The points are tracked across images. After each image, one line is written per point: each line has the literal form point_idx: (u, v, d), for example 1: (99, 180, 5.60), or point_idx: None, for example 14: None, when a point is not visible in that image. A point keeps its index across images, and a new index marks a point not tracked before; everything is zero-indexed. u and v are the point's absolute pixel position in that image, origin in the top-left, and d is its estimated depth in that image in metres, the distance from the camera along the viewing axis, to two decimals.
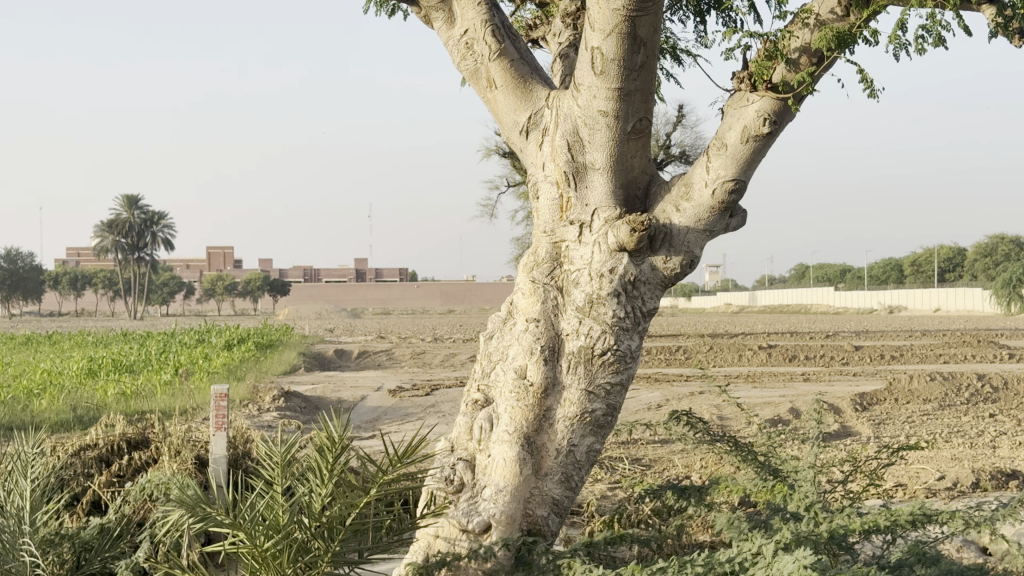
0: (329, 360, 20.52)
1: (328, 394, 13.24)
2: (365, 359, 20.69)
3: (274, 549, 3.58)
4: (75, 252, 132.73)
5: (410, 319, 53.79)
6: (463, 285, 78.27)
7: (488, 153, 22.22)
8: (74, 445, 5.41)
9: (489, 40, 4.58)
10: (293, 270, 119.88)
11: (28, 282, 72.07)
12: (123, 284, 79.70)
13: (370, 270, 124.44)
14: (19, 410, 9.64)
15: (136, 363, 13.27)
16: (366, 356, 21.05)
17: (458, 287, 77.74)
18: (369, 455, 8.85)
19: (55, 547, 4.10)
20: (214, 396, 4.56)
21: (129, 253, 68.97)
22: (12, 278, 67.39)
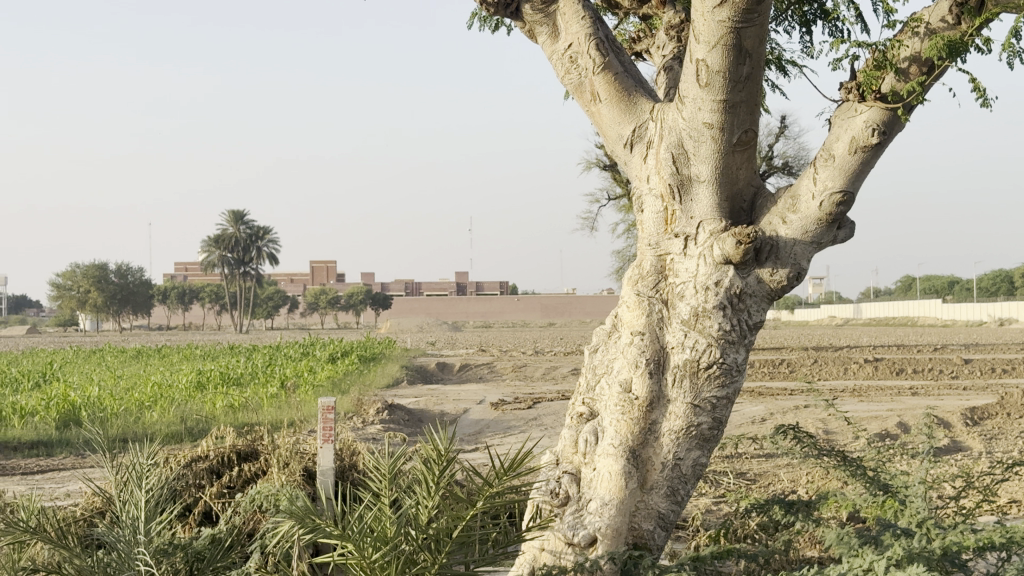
0: (431, 372, 20.69)
1: (432, 407, 13.36)
2: (466, 372, 20.83)
3: (381, 560, 3.81)
4: (184, 269, 135.42)
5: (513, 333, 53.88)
6: (561, 299, 78.27)
7: (589, 165, 22.23)
8: (185, 456, 5.40)
9: (593, 54, 4.57)
10: (395, 284, 121.14)
11: (138, 297, 73.27)
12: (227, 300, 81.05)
13: (472, 287, 125.24)
14: (131, 421, 9.84)
15: (244, 375, 13.49)
16: (467, 369, 21.17)
17: (556, 300, 77.80)
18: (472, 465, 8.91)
19: (168, 556, 4.26)
20: (320, 409, 4.60)
21: (236, 268, 70.19)
22: (123, 294, 69.08)
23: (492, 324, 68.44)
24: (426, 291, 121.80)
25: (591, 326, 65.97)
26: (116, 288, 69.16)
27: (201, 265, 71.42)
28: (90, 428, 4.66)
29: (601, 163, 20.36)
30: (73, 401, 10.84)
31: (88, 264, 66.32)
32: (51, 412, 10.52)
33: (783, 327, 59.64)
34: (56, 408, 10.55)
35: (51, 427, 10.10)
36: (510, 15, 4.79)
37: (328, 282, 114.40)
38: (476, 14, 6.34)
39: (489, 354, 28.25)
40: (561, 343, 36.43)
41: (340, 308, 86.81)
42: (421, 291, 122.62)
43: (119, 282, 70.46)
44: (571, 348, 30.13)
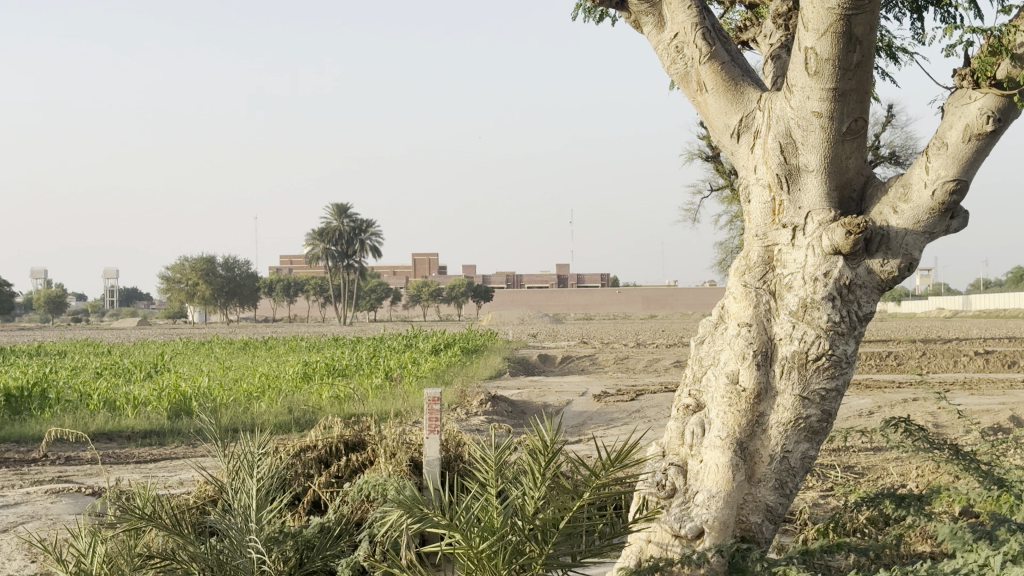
0: (533, 364, 20.76)
1: (535, 399, 13.39)
2: (569, 364, 20.84)
3: (489, 550, 3.86)
4: (289, 261, 137.34)
5: (616, 324, 53.72)
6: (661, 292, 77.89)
7: (690, 156, 22.08)
8: (294, 446, 5.45)
9: (699, 43, 4.56)
10: (496, 277, 121.55)
11: (245, 289, 74.32)
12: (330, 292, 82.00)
13: (573, 278, 125.22)
14: (240, 411, 10.02)
15: (349, 367, 13.65)
16: (570, 361, 21.18)
17: (656, 293, 77.44)
18: (579, 456, 8.92)
19: (279, 543, 4.35)
20: (426, 400, 4.65)
21: (340, 260, 70.78)
22: (231, 285, 70.22)
23: (593, 317, 68.34)
24: (525, 282, 121.92)
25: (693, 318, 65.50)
26: (224, 280, 70.24)
27: (307, 258, 72.27)
28: (202, 417, 4.79)
29: (702, 154, 20.21)
30: (184, 392, 11.07)
31: (197, 258, 67.42)
32: (162, 401, 10.76)
33: (890, 320, 58.71)
34: (167, 398, 10.78)
35: (163, 416, 10.33)
36: (615, 5, 4.78)
37: (428, 274, 115.20)
38: (581, 5, 6.33)
39: (591, 346, 28.33)
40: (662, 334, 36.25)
41: (440, 300, 87.29)
42: (523, 284, 122.86)
43: (226, 275, 71.64)
44: (672, 341, 30.00)
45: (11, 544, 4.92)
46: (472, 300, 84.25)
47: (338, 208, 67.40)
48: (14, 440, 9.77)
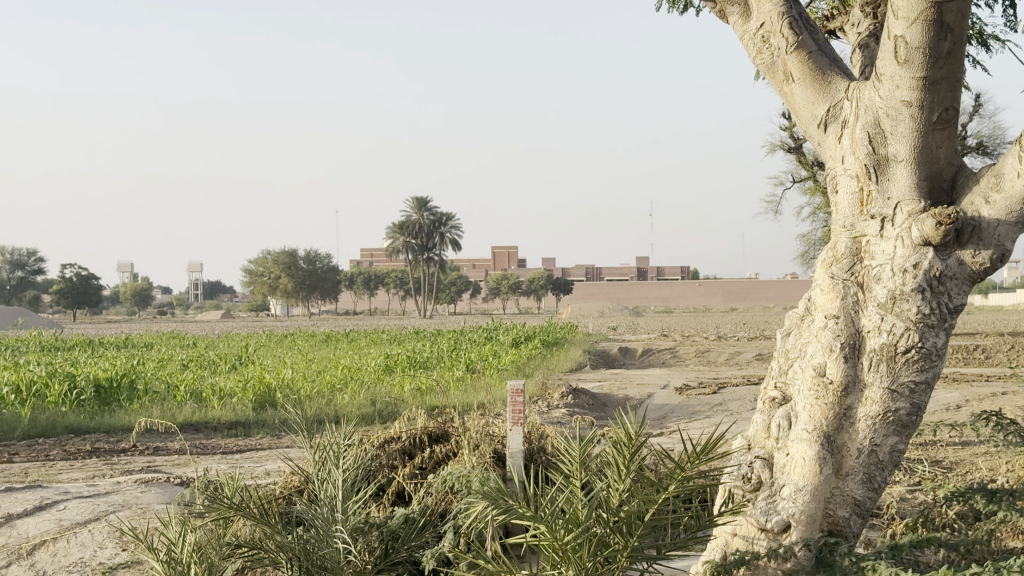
0: (613, 357, 20.73)
1: (616, 392, 13.37)
2: (649, 357, 20.78)
3: (574, 542, 3.83)
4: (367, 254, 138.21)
5: (696, 317, 53.38)
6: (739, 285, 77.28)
7: (771, 148, 21.88)
8: (378, 438, 5.49)
9: (786, 32, 4.53)
10: (573, 270, 121.37)
11: (327, 282, 74.87)
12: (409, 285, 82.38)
13: (650, 271, 124.65)
14: (323, 403, 10.12)
15: (430, 359, 13.73)
16: (649, 354, 21.12)
17: (734, 286, 76.87)
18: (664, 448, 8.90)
19: (365, 534, 4.39)
20: (509, 393, 4.65)
21: (419, 254, 70.99)
22: (312, 279, 70.84)
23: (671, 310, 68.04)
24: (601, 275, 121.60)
25: (772, 311, 64.92)
26: (308, 273, 70.79)
27: (387, 251, 72.66)
28: (288, 409, 4.85)
29: (784, 146, 20.02)
30: (269, 383, 11.20)
31: (278, 251, 68.04)
32: (247, 393, 10.90)
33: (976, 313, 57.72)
34: (252, 390, 10.92)
35: (249, 408, 10.46)
36: None
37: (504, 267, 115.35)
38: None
39: (671, 338, 28.22)
40: (743, 327, 35.93)
41: (517, 293, 87.39)
42: (602, 276, 122.53)
43: (310, 267, 72.26)
44: (753, 333, 29.77)
45: (102, 532, 5.01)
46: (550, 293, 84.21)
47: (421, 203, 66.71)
48: (104, 431, 9.95)
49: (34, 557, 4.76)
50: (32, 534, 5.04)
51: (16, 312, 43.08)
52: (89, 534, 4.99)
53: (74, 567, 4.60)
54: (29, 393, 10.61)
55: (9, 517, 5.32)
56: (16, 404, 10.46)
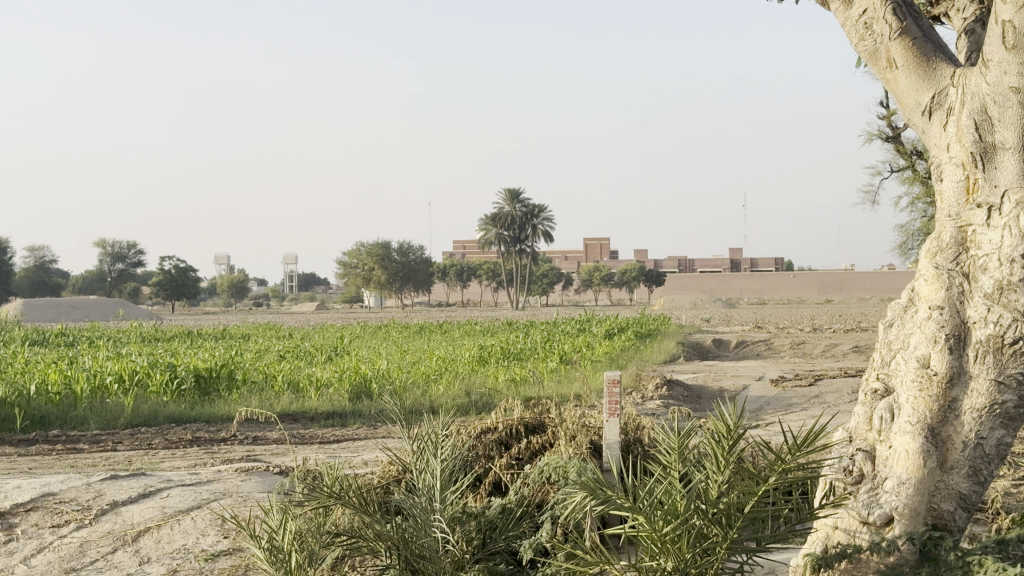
0: (707, 350, 20.62)
1: (711, 384, 13.29)
2: (743, 349, 20.63)
3: (672, 534, 3.81)
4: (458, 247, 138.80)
5: (791, 309, 52.80)
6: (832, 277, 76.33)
7: (869, 138, 21.56)
8: (474, 428, 5.51)
9: (890, 18, 4.49)
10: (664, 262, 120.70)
11: (418, 275, 75.27)
12: (501, 276, 82.54)
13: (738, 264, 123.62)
14: (420, 393, 10.20)
15: (524, 351, 13.75)
16: (744, 346, 20.96)
17: (826, 277, 75.94)
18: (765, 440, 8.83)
19: (463, 524, 4.41)
20: (606, 383, 4.63)
21: (514, 246, 70.78)
22: (404, 271, 71.26)
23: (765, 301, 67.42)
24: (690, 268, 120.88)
25: (866, 303, 64.01)
26: (400, 266, 71.20)
27: (481, 243, 72.80)
28: (387, 400, 4.90)
29: (881, 136, 19.72)
30: (365, 374, 11.31)
31: (372, 242, 68.55)
32: (343, 383, 11.01)
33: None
34: (348, 380, 11.03)
35: (345, 398, 10.57)
36: None
37: (592, 260, 115.20)
38: None
39: (765, 330, 27.98)
40: (842, 319, 35.45)
41: (606, 286, 87.15)
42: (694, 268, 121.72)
43: (403, 259, 72.66)
44: (851, 325, 29.38)
45: (205, 519, 5.10)
46: (640, 285, 83.80)
47: (512, 193, 66.13)
48: (204, 421, 10.12)
49: (138, 544, 4.86)
50: (137, 521, 5.14)
51: (116, 303, 43.85)
52: (192, 521, 5.08)
53: (177, 554, 4.72)
54: (131, 382, 10.82)
55: (114, 504, 5.43)
56: (119, 393, 10.67)
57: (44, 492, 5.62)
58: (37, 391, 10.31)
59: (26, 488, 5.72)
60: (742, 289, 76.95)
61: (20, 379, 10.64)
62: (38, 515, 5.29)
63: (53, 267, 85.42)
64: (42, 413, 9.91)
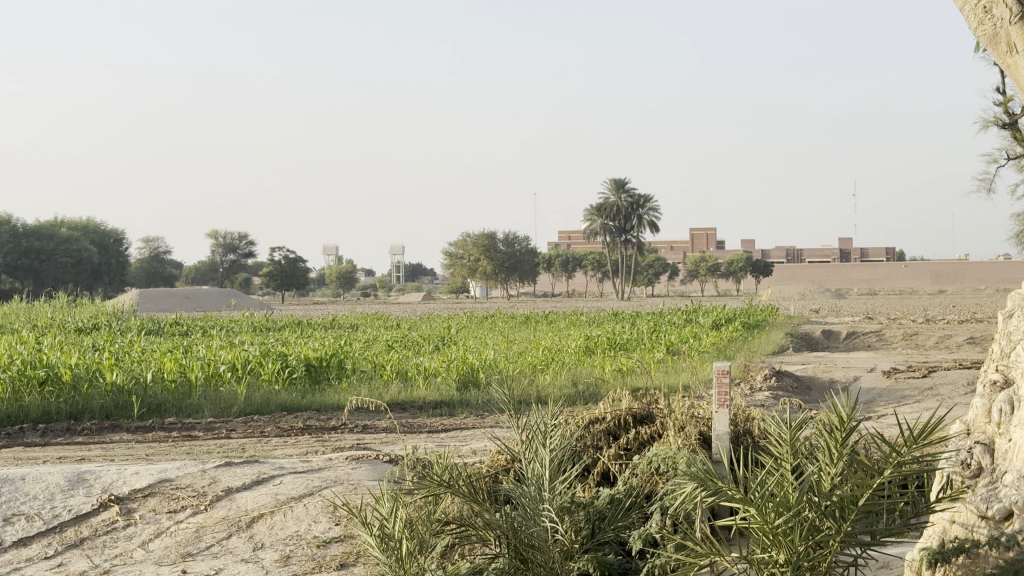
0: (816, 340, 20.38)
1: (821, 375, 13.15)
2: (854, 340, 20.35)
3: (785, 526, 3.77)
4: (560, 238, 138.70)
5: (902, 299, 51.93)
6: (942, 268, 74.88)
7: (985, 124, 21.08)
8: (583, 418, 5.51)
9: (1009, 3, 4.33)
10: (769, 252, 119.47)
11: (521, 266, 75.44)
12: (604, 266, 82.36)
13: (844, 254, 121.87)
14: (527, 383, 10.24)
15: (630, 341, 13.70)
16: (854, 337, 20.68)
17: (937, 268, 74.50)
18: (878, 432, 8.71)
19: (571, 514, 4.42)
20: (715, 374, 4.59)
21: (619, 236, 70.45)
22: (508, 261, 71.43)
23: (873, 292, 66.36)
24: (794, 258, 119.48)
25: (979, 294, 62.67)
26: (505, 256, 71.39)
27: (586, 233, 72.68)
28: (494, 389, 4.92)
29: (998, 123, 19.27)
30: (472, 364, 11.38)
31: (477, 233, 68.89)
32: (451, 373, 11.09)
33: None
34: (455, 370, 11.11)
35: (453, 388, 10.64)
36: None
37: (696, 250, 114.40)
38: None
39: (877, 321, 27.56)
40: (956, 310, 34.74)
41: (710, 276, 86.54)
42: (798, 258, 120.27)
43: (508, 248, 72.81)
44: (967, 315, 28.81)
45: (317, 506, 5.17)
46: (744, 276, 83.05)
47: (618, 184, 65.74)
48: (316, 409, 10.27)
49: (252, 530, 4.96)
50: (250, 507, 5.23)
51: (229, 294, 44.52)
52: (303, 509, 5.15)
53: (290, 540, 4.81)
54: (243, 370, 11.01)
55: (228, 491, 5.53)
56: (232, 382, 10.86)
57: (160, 478, 5.75)
58: (153, 378, 10.54)
59: (143, 474, 5.86)
60: (850, 278, 75.82)
61: (138, 368, 10.89)
62: (155, 501, 5.41)
63: (166, 258, 87.09)
64: (158, 401, 10.15)
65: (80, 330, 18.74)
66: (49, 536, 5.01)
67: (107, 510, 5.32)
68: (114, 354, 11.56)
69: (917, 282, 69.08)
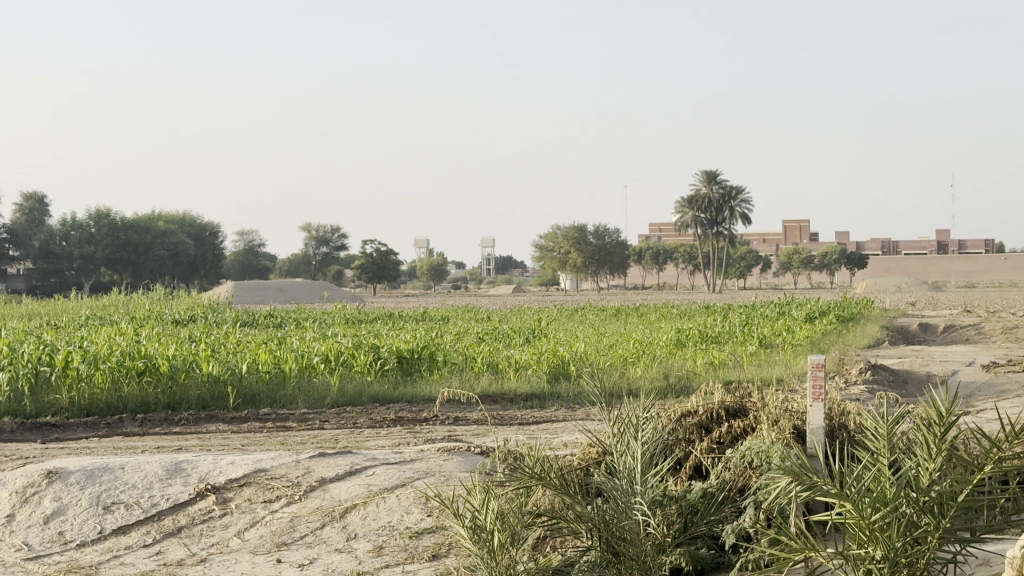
0: (913, 333, 20.07)
1: (918, 368, 12.94)
2: (952, 333, 19.99)
3: (882, 522, 3.70)
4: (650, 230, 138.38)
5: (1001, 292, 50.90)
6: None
7: None
8: (674, 411, 5.47)
9: None
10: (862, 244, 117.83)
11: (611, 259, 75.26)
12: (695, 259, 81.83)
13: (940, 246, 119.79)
14: (618, 375, 10.22)
15: (722, 334, 13.60)
16: (952, 330, 20.32)
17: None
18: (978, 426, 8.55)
19: (663, 507, 4.40)
20: (810, 367, 4.52)
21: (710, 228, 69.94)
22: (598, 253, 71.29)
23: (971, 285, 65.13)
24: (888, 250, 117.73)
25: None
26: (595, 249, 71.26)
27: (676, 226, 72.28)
28: (586, 382, 4.91)
29: None
30: (563, 356, 11.38)
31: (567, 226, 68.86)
32: (542, 365, 11.10)
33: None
34: (546, 362, 11.12)
35: (544, 380, 10.66)
36: None
37: (788, 242, 113.19)
38: None
39: (975, 314, 27.07)
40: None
41: (802, 269, 85.58)
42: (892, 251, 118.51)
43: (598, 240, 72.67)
44: None
45: (409, 497, 5.19)
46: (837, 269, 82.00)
47: (710, 176, 65.25)
48: (407, 401, 10.34)
49: (345, 520, 5.01)
50: (344, 498, 5.27)
51: (321, 286, 45.00)
52: (396, 499, 5.17)
53: (383, 531, 4.85)
54: (336, 361, 11.12)
55: (322, 481, 5.58)
56: (326, 373, 10.98)
57: (256, 468, 5.83)
58: (248, 369, 10.69)
59: (239, 464, 5.94)
60: (947, 271, 74.49)
61: (233, 359, 11.04)
62: (251, 491, 5.48)
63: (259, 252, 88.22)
64: (253, 392, 10.30)
65: (178, 321, 19.09)
66: (147, 525, 5.11)
67: (204, 500, 5.40)
68: (211, 346, 11.74)
69: (1017, 272, 67.65)
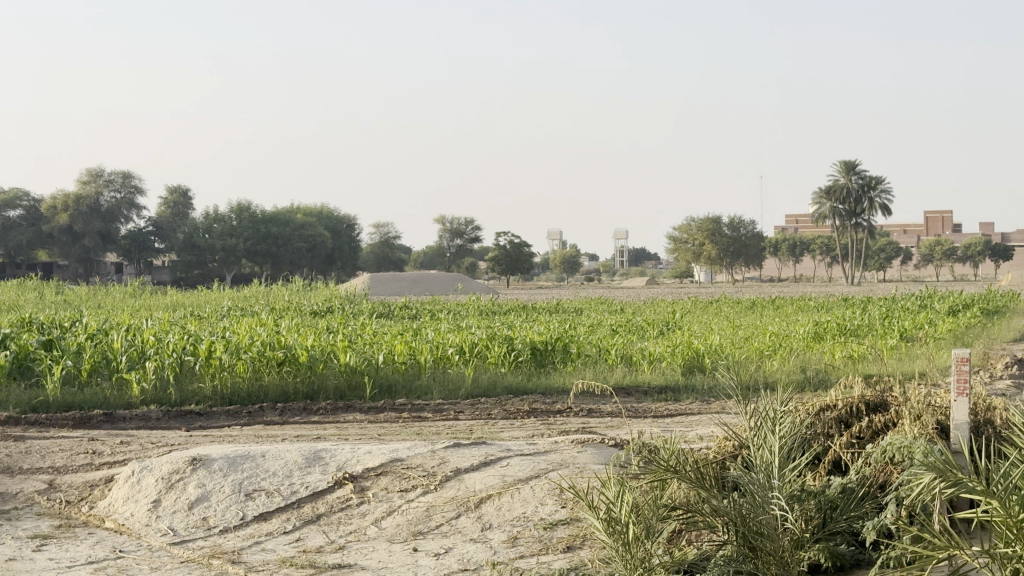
0: None
1: None
2: None
3: None
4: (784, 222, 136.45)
5: None
6: None
7: None
8: (813, 405, 5.36)
9: None
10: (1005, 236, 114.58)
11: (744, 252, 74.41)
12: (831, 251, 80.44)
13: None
14: (753, 368, 10.12)
15: (862, 327, 13.35)
16: None
17: None
18: None
19: (801, 502, 4.34)
20: (955, 361, 4.40)
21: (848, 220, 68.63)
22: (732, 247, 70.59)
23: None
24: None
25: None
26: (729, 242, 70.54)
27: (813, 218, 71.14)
28: (723, 374, 4.86)
29: None
30: (698, 349, 11.29)
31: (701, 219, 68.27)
32: (676, 358, 11.04)
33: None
34: (681, 355, 11.05)
35: (678, 373, 10.60)
36: None
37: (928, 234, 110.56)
38: None
39: None
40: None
41: (942, 261, 83.55)
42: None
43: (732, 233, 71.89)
44: None
45: (543, 488, 5.18)
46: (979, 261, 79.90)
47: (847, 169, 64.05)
48: (541, 392, 10.37)
49: (481, 510, 5.04)
50: (479, 488, 5.30)
51: (454, 278, 45.41)
52: (530, 490, 5.17)
53: (517, 522, 4.86)
54: (470, 352, 11.21)
55: (457, 471, 5.62)
56: (460, 364, 11.07)
57: (393, 457, 5.89)
58: (384, 360, 10.84)
59: (376, 453, 6.01)
60: None
61: (370, 349, 11.19)
62: (388, 480, 5.55)
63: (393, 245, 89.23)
64: (389, 382, 10.44)
65: (317, 313, 19.43)
66: (288, 512, 5.22)
67: (342, 488, 5.48)
68: (348, 337, 11.92)
69: None
